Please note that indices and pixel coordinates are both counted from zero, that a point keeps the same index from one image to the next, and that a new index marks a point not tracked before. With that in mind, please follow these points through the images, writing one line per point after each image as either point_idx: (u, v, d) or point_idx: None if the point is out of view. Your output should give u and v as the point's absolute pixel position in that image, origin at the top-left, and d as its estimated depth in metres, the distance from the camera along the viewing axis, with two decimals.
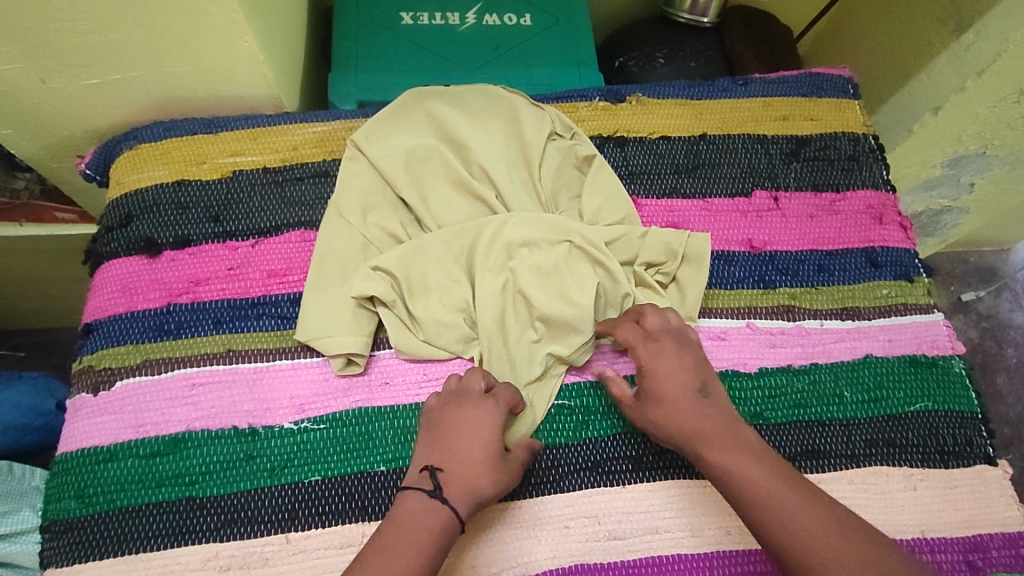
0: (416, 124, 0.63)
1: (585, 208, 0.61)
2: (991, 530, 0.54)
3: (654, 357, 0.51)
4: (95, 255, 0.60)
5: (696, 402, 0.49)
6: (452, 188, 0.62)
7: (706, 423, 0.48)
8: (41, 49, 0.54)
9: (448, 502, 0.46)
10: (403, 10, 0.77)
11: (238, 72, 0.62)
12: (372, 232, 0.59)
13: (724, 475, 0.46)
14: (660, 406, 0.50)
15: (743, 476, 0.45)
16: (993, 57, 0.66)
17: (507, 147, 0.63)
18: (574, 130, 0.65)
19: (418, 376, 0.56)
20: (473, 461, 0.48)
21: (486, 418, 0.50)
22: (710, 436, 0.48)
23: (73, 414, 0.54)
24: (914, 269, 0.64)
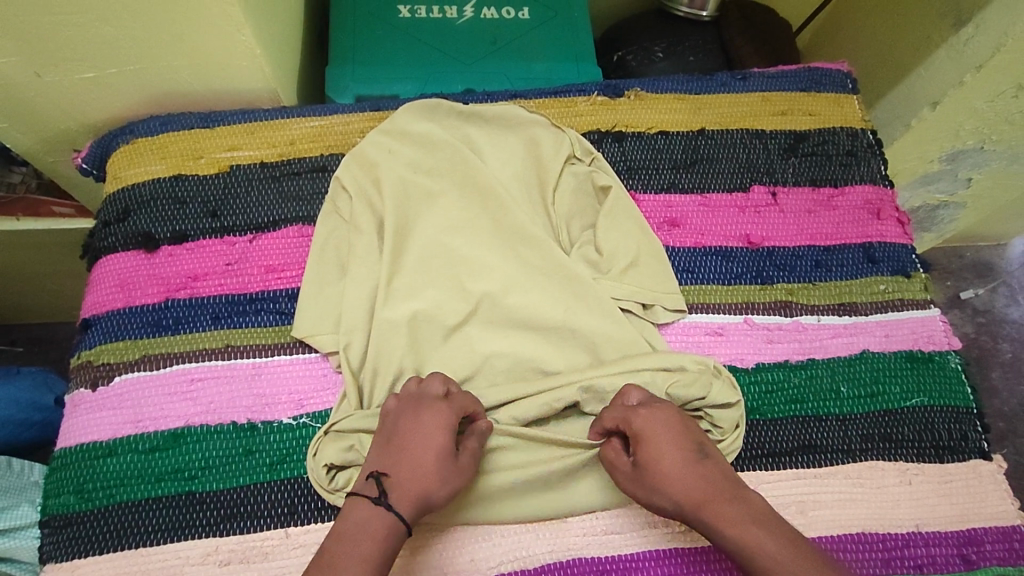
0: (422, 139, 0.62)
1: (603, 245, 0.60)
2: (984, 524, 0.55)
3: (644, 417, 0.49)
4: (93, 250, 0.60)
5: (685, 477, 0.46)
6: (470, 206, 0.60)
7: (685, 492, 0.45)
8: (37, 42, 0.54)
9: (391, 506, 0.44)
10: (400, 3, 0.77)
11: (235, 66, 0.61)
12: (387, 235, 0.58)
13: (744, 553, 0.42)
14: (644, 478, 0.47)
15: (725, 531, 0.43)
16: (992, 52, 0.65)
17: (526, 171, 0.63)
18: (593, 154, 0.63)
19: (325, 366, 0.56)
20: (410, 458, 0.46)
21: (428, 424, 0.47)
22: (712, 504, 0.44)
23: (72, 409, 0.54)
24: (911, 264, 0.64)
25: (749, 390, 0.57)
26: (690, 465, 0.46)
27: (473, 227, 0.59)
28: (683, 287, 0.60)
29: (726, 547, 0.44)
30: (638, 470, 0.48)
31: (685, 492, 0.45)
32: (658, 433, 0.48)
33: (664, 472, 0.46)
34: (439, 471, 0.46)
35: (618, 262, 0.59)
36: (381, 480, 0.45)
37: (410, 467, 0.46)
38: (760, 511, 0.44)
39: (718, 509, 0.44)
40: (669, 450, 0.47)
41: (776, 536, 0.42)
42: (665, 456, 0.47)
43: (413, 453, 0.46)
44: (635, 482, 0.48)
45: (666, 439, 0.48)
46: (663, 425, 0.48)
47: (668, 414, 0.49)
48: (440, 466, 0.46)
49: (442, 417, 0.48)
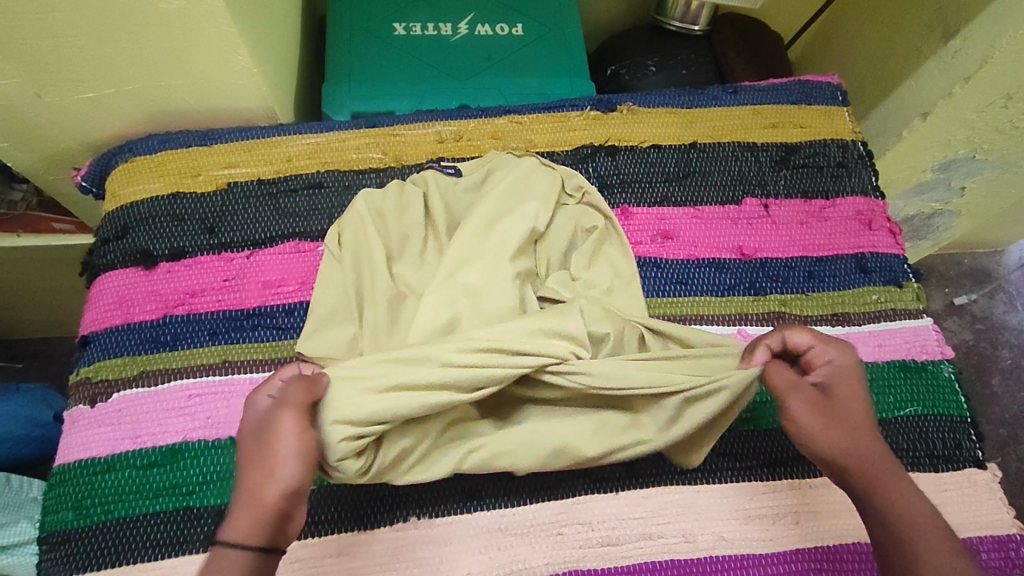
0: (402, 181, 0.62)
1: (584, 275, 0.59)
2: (980, 533, 0.55)
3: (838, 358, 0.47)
4: (92, 268, 0.61)
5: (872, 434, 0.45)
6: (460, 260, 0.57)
7: (867, 445, 0.44)
8: (37, 64, 0.55)
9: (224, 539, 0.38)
10: (396, 21, 0.78)
11: (232, 85, 0.62)
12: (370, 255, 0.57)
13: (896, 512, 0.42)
14: (830, 416, 0.45)
15: (893, 491, 0.43)
16: (979, 64, 0.66)
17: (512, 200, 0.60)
18: (584, 188, 0.63)
19: None
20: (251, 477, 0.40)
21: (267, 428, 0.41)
22: (884, 468, 0.44)
23: (70, 425, 0.55)
24: (903, 274, 0.64)
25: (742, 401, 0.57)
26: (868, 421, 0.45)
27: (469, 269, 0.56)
28: (676, 299, 0.61)
29: (869, 506, 0.43)
30: (824, 405, 0.45)
31: (867, 448, 0.44)
32: (852, 379, 0.46)
33: (846, 419, 0.45)
34: (265, 473, 0.39)
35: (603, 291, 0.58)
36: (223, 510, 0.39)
37: (250, 484, 0.39)
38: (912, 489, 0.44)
39: (894, 481, 0.43)
40: (861, 399, 0.46)
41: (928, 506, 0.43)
42: (857, 405, 0.45)
43: (267, 464, 0.40)
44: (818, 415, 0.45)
45: (856, 389, 0.46)
46: (857, 368, 0.47)
47: (851, 362, 0.47)
48: (261, 468, 0.40)
49: (285, 424, 0.41)
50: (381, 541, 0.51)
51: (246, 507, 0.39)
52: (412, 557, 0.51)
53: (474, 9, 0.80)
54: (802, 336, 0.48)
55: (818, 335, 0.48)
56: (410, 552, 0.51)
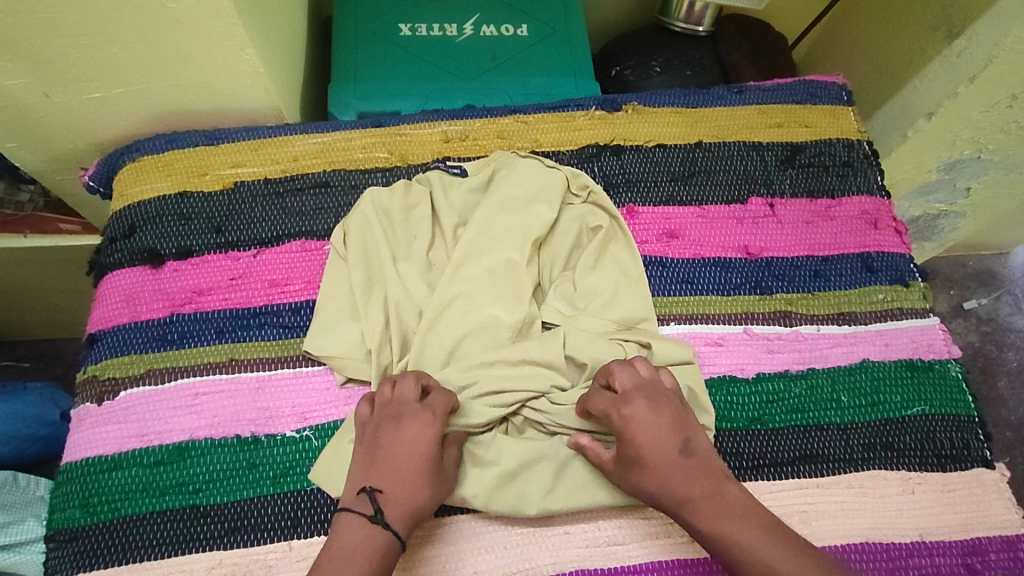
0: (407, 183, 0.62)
1: (584, 283, 0.59)
2: (989, 533, 0.54)
3: (648, 413, 0.48)
4: (99, 267, 0.61)
5: (676, 465, 0.47)
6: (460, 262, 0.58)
7: (684, 484, 0.47)
8: (45, 64, 0.55)
9: (385, 525, 0.45)
10: (401, 22, 0.79)
11: (239, 85, 0.62)
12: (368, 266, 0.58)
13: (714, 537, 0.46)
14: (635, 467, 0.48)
15: (712, 518, 0.46)
16: (984, 64, 0.66)
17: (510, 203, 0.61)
18: (589, 188, 0.63)
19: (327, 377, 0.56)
20: (404, 476, 0.47)
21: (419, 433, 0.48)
22: (699, 501, 0.46)
23: (78, 423, 0.55)
24: (910, 274, 0.64)
25: (748, 400, 0.57)
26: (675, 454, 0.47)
27: (467, 273, 0.57)
28: (682, 298, 0.61)
29: (696, 535, 0.47)
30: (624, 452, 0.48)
31: (683, 488, 0.46)
32: (654, 417, 0.48)
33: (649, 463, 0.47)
34: (429, 483, 0.47)
35: (603, 300, 0.58)
36: (374, 496, 0.46)
37: (395, 476, 0.47)
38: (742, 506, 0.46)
39: (710, 506, 0.46)
40: (657, 437, 0.47)
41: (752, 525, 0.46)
42: (650, 451, 0.47)
43: (425, 477, 0.47)
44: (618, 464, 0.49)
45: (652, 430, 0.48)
46: (661, 408, 0.48)
47: (648, 405, 0.48)
48: (429, 480, 0.47)
49: (426, 429, 0.48)
50: None
51: (397, 505, 0.46)
52: (419, 556, 0.50)
53: (479, 10, 0.81)
54: (627, 378, 0.50)
55: (642, 380, 0.50)
56: (417, 551, 0.51)
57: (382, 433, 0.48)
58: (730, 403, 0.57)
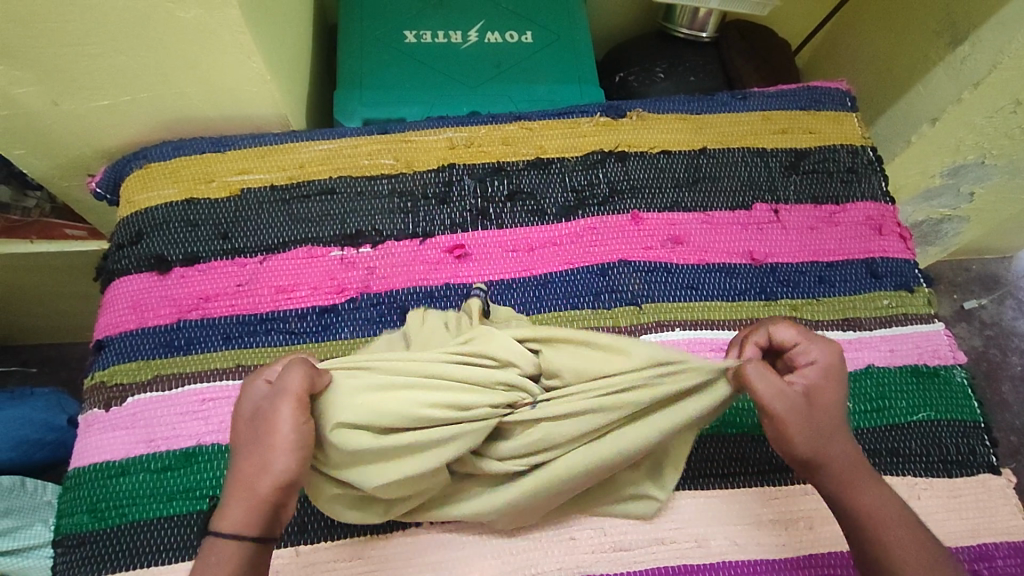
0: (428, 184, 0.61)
1: None
2: (996, 539, 0.54)
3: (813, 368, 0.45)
4: (106, 273, 0.61)
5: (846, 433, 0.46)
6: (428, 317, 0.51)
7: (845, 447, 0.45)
8: (55, 72, 0.55)
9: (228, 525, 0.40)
10: (406, 29, 0.79)
11: (246, 92, 0.63)
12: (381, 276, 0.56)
13: (864, 513, 0.44)
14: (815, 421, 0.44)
15: (861, 489, 0.45)
16: (988, 69, 0.66)
17: None
18: None
19: None
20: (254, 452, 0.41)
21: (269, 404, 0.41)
22: (852, 471, 0.45)
23: (85, 429, 0.55)
24: (914, 279, 0.64)
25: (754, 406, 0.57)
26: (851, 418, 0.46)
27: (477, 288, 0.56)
28: (686, 304, 0.61)
29: (845, 504, 0.45)
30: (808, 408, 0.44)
31: (845, 449, 0.45)
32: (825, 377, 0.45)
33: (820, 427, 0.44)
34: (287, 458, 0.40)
35: None
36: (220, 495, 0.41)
37: (250, 473, 0.40)
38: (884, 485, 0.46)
39: (863, 481, 0.45)
40: (836, 401, 0.45)
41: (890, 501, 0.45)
42: (836, 404, 0.45)
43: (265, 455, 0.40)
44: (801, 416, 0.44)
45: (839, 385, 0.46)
46: (838, 368, 0.46)
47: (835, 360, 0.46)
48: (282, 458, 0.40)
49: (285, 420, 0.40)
50: (394, 545, 0.51)
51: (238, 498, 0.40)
52: (424, 561, 0.51)
53: (484, 17, 0.81)
54: (788, 332, 0.46)
55: (807, 332, 0.47)
56: (422, 557, 0.51)
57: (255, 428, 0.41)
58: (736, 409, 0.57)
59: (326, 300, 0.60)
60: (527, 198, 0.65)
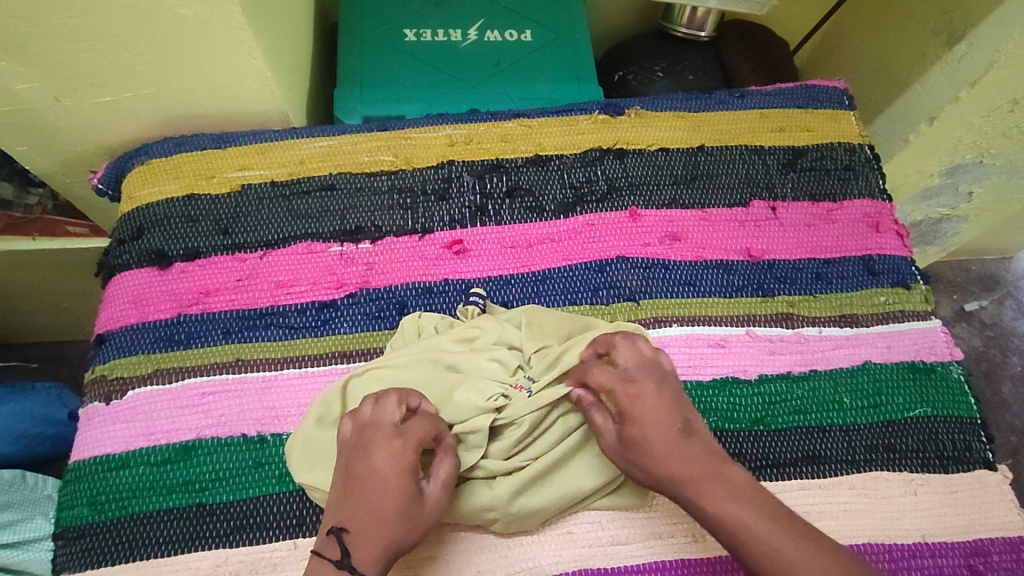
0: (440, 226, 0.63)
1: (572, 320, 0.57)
2: (992, 535, 0.54)
3: (631, 397, 0.49)
4: (107, 268, 0.61)
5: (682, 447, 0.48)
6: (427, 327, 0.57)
7: (689, 468, 0.47)
8: (57, 68, 0.56)
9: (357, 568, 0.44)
10: (406, 28, 0.80)
11: (247, 89, 0.63)
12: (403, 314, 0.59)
13: (724, 526, 0.45)
14: (641, 449, 0.48)
15: (717, 500, 0.46)
16: (986, 68, 0.67)
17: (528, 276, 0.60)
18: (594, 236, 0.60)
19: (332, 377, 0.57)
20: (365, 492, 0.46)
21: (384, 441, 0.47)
22: (702, 482, 0.46)
23: (86, 422, 0.55)
24: (911, 276, 0.65)
25: (751, 402, 0.57)
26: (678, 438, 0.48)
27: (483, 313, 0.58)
28: (684, 300, 0.61)
29: (707, 520, 0.46)
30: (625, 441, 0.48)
31: (681, 469, 0.47)
32: (646, 404, 0.49)
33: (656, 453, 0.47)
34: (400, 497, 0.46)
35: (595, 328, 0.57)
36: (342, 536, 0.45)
37: (371, 516, 0.45)
38: (749, 489, 0.47)
39: (716, 488, 0.46)
40: (661, 428, 0.48)
41: (762, 514, 0.45)
42: (650, 430, 0.48)
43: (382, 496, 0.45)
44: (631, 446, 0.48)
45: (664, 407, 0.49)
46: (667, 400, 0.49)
47: (654, 387, 0.49)
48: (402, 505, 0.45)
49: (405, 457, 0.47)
50: None
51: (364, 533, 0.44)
52: (422, 555, 0.51)
53: (484, 16, 0.82)
54: (626, 354, 0.51)
55: (643, 358, 0.51)
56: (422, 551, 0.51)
57: (355, 463, 0.47)
58: (733, 405, 0.57)
59: (326, 295, 0.60)
60: (526, 194, 0.65)
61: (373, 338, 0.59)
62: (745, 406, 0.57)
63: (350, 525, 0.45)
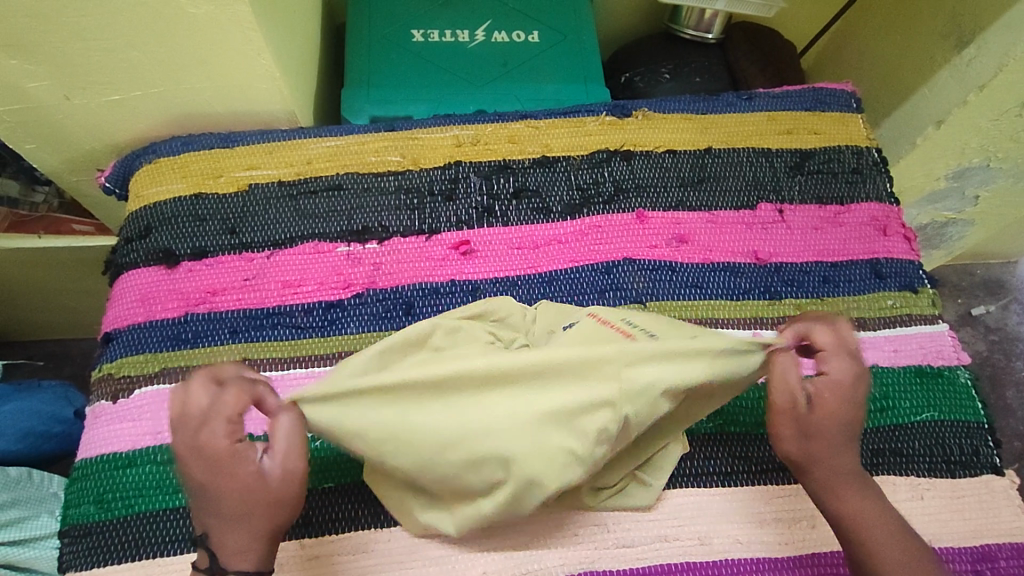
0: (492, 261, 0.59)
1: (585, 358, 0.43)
2: (999, 540, 0.54)
3: (837, 371, 0.47)
4: (115, 266, 0.62)
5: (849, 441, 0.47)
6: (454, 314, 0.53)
7: (845, 460, 0.47)
8: (66, 66, 0.56)
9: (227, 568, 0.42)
10: (413, 28, 0.80)
11: (255, 88, 0.63)
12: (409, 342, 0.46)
13: (846, 517, 0.46)
14: (814, 426, 0.47)
15: (842, 496, 0.46)
16: (994, 72, 0.66)
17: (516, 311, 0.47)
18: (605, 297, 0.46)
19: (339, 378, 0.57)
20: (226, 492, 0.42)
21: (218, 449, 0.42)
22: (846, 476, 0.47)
23: (92, 420, 0.56)
24: (918, 280, 0.64)
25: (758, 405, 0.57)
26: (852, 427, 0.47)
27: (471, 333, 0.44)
28: (690, 302, 0.61)
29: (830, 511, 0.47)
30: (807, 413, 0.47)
31: (837, 458, 0.47)
32: (849, 389, 0.47)
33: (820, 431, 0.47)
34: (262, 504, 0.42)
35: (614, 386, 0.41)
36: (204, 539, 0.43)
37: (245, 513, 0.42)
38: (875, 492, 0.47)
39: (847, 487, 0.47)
40: (840, 410, 0.47)
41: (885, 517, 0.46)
42: (843, 413, 0.47)
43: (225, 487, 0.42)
44: (792, 418, 0.47)
45: (846, 398, 0.47)
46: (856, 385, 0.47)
47: (860, 373, 0.47)
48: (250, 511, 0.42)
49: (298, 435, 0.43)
50: (399, 541, 0.51)
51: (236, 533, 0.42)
52: (428, 555, 0.51)
53: (491, 17, 0.82)
54: (825, 337, 0.48)
55: (844, 342, 0.48)
56: (428, 552, 0.51)
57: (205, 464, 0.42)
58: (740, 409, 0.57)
59: (333, 295, 0.60)
60: (533, 195, 0.65)
61: (380, 338, 0.59)
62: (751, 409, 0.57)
63: (208, 526, 0.42)
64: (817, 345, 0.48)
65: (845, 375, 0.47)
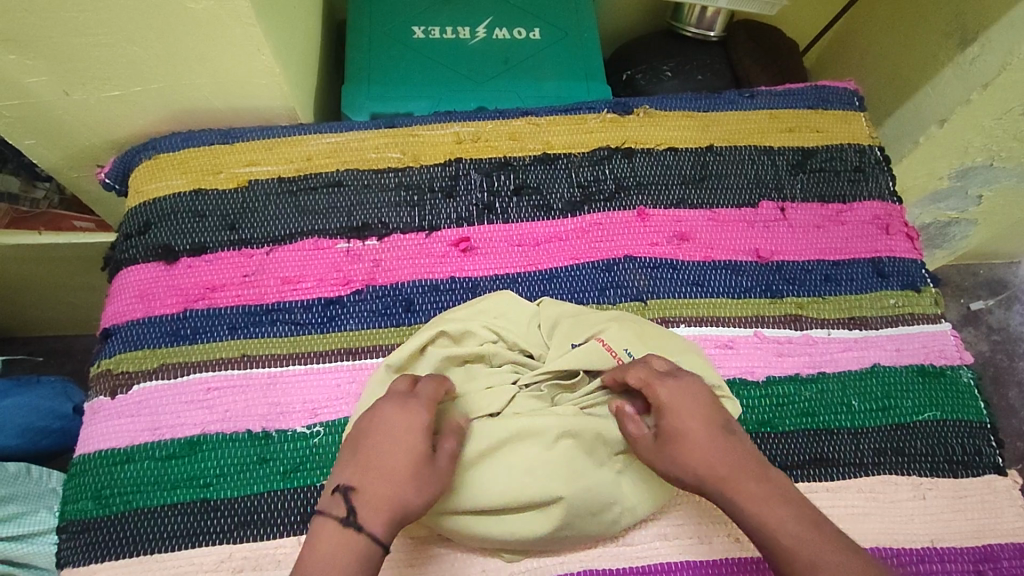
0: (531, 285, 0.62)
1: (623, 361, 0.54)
2: (1002, 540, 0.54)
3: (669, 389, 0.49)
4: (114, 262, 0.61)
5: (718, 443, 0.47)
6: (450, 330, 0.55)
7: (722, 464, 0.46)
8: (65, 61, 0.56)
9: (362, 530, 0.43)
10: (414, 25, 0.79)
11: (255, 84, 0.63)
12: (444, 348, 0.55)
13: (759, 526, 0.44)
14: (678, 444, 0.47)
15: (746, 498, 0.45)
16: (998, 70, 0.66)
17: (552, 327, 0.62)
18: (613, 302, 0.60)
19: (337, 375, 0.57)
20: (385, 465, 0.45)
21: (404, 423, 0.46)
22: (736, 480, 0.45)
23: (91, 416, 0.55)
24: (921, 279, 0.64)
25: (759, 404, 0.57)
26: (722, 432, 0.48)
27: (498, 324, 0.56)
28: (691, 300, 0.61)
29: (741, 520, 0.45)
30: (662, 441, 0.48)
31: (721, 462, 0.46)
32: (683, 403, 0.49)
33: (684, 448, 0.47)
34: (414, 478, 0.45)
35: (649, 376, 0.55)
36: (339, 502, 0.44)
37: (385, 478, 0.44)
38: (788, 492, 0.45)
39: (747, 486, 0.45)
40: (698, 424, 0.48)
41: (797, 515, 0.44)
42: (691, 426, 0.48)
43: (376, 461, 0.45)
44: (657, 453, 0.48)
45: (690, 413, 0.48)
46: (696, 399, 0.49)
47: (693, 385, 0.50)
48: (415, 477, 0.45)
49: (417, 416, 0.47)
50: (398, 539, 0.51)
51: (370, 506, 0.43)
52: (426, 553, 0.51)
53: (492, 14, 0.81)
54: (660, 364, 0.51)
55: (671, 364, 0.51)
56: (427, 550, 0.51)
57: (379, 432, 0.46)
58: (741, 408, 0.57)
59: (333, 292, 0.60)
60: (534, 192, 0.65)
61: (379, 335, 0.58)
62: (753, 408, 0.57)
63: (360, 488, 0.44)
64: (655, 371, 0.51)
65: (676, 393, 0.49)
